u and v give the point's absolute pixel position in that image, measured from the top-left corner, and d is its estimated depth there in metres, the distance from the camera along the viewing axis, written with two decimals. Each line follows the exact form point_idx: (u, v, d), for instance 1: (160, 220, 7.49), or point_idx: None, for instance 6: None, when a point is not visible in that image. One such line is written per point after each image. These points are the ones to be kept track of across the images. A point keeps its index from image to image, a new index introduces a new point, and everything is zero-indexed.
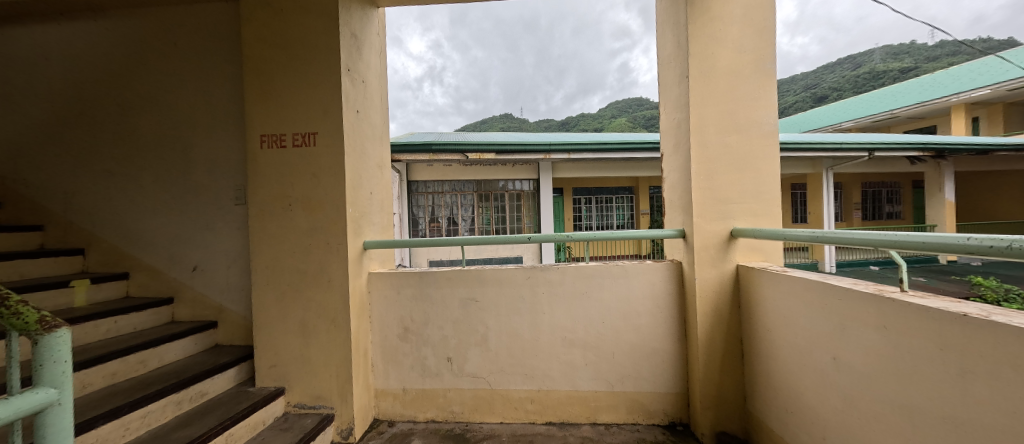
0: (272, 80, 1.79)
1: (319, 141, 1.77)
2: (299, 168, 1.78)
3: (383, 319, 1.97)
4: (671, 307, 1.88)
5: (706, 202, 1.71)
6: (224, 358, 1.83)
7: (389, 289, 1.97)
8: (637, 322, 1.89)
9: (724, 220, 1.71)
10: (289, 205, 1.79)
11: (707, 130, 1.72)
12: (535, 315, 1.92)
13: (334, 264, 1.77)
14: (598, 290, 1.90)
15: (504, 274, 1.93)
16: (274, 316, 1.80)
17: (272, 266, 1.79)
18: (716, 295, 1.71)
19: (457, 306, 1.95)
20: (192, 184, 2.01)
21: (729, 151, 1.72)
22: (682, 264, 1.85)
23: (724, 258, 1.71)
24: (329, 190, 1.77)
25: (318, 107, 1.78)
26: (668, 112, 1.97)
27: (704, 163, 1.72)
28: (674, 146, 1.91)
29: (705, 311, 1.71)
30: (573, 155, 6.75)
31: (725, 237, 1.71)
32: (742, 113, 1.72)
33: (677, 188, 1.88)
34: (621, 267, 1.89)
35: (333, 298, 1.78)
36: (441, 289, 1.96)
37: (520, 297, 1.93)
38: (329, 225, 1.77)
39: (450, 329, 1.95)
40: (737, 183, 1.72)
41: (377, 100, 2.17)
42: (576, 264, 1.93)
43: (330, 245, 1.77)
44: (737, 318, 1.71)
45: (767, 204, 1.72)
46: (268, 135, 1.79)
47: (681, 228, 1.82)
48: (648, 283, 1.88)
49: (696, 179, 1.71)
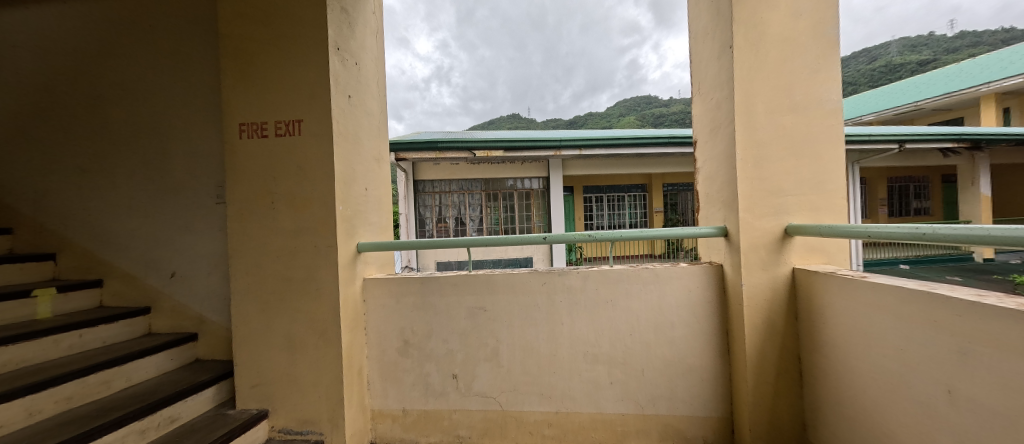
0: (253, 61, 1.57)
1: (305, 130, 1.55)
2: (283, 161, 1.56)
3: (380, 332, 1.75)
4: (711, 317, 1.61)
5: (755, 194, 1.45)
6: (202, 376, 1.62)
7: (387, 297, 1.74)
8: (671, 334, 1.63)
9: (776, 215, 1.44)
10: (271, 203, 1.57)
11: (755, 109, 1.45)
12: (552, 327, 1.68)
13: (323, 270, 1.55)
14: (625, 298, 1.64)
15: (517, 280, 1.69)
16: (256, 330, 1.58)
17: (253, 272, 1.58)
18: (769, 304, 1.44)
19: (464, 317, 1.71)
20: (169, 181, 1.80)
21: (782, 133, 1.45)
22: (724, 267, 1.58)
23: (778, 260, 1.44)
24: (316, 186, 1.55)
25: (303, 91, 1.55)
26: (704, 92, 1.71)
27: (753, 148, 1.45)
28: (712, 131, 1.64)
29: (757, 323, 1.44)
30: (585, 151, 6.47)
31: (779, 234, 1.44)
32: (798, 88, 1.45)
33: (716, 179, 1.62)
34: (651, 271, 1.64)
35: (322, 308, 1.56)
36: (445, 297, 1.72)
37: (535, 307, 1.68)
38: (318, 226, 1.55)
39: (455, 342, 1.72)
40: (791, 172, 1.45)
41: (373, 86, 1.94)
42: (600, 268, 1.68)
43: (318, 248, 1.55)
44: (795, 332, 1.44)
45: (831, 195, 1.45)
46: (248, 124, 1.58)
47: (723, 225, 1.55)
48: (684, 290, 1.62)
49: (743, 167, 1.45)
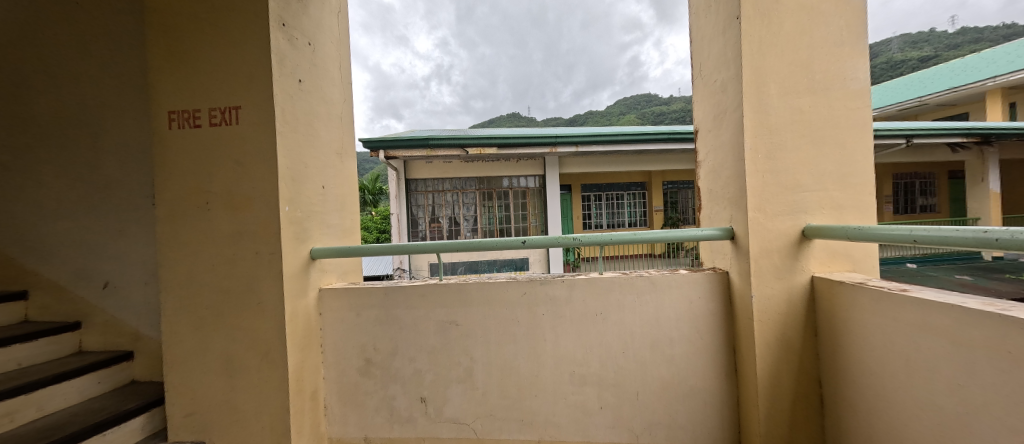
0: (185, 39, 1.37)
1: (244, 119, 1.34)
2: (219, 154, 1.35)
3: (339, 349, 1.53)
4: (717, 333, 1.39)
5: (767, 190, 1.23)
6: (131, 402, 1.42)
7: (346, 310, 1.53)
8: (669, 352, 1.41)
9: (793, 214, 1.23)
10: (206, 203, 1.36)
11: (767, 90, 1.24)
12: (534, 343, 1.47)
13: (267, 281, 1.34)
14: (616, 310, 1.43)
15: (493, 291, 1.48)
16: (190, 350, 1.37)
17: (188, 283, 1.37)
18: (785, 319, 1.23)
19: (433, 332, 1.50)
20: (100, 179, 1.59)
21: (799, 117, 1.23)
22: (730, 275, 1.37)
23: (794, 267, 1.22)
24: (257, 183, 1.34)
25: (241, 74, 1.35)
26: (707, 74, 1.49)
27: (765, 135, 1.24)
28: (716, 118, 1.43)
29: (770, 341, 1.23)
30: (581, 148, 6.25)
31: (795, 237, 1.23)
32: (818, 65, 1.23)
33: (720, 173, 1.41)
34: (647, 280, 1.42)
35: (265, 324, 1.35)
36: (411, 309, 1.51)
37: (513, 321, 1.47)
38: (260, 229, 1.34)
39: (424, 360, 1.51)
40: (809, 163, 1.23)
41: (334, 72, 1.73)
42: (588, 276, 1.46)
43: (260, 255, 1.34)
44: (815, 351, 1.22)
45: (860, 191, 1.22)
46: (179, 111, 1.37)
47: (728, 226, 1.34)
48: (684, 301, 1.41)
49: (752, 158, 1.24)
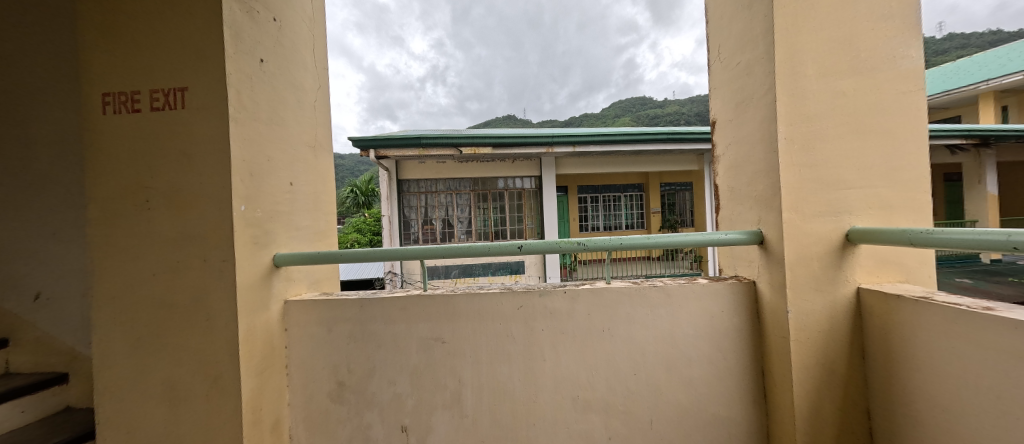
0: (123, 9, 1.17)
1: (191, 102, 1.14)
2: (162, 144, 1.15)
3: (307, 371, 1.33)
4: (743, 352, 1.21)
5: (804, 187, 1.06)
6: (57, 436, 1.20)
7: (315, 326, 1.33)
8: (688, 374, 1.23)
9: (835, 215, 1.05)
10: (146, 202, 1.15)
11: (804, 70, 1.06)
12: (532, 363, 1.28)
13: (217, 293, 1.14)
14: (627, 325, 1.24)
15: (484, 303, 1.29)
16: (128, 374, 1.16)
17: (124, 296, 1.16)
18: (826, 338, 1.06)
19: (415, 351, 1.30)
20: (29, 174, 1.37)
21: (842, 102, 1.05)
22: (759, 285, 1.19)
23: (836, 277, 1.05)
24: (207, 178, 1.14)
25: (187, 50, 1.15)
26: (727, 57, 1.32)
27: (803, 123, 1.06)
28: (740, 106, 1.25)
29: (809, 363, 1.06)
30: (579, 148, 6.08)
31: (838, 241, 1.05)
32: (864, 41, 1.05)
33: (745, 168, 1.24)
34: (662, 290, 1.24)
35: (217, 345, 1.14)
36: (391, 324, 1.31)
37: (508, 338, 1.28)
38: (209, 232, 1.14)
39: (405, 383, 1.31)
40: (856, 155, 1.05)
41: (305, 55, 1.53)
42: (593, 286, 1.28)
43: (210, 263, 1.14)
44: (861, 374, 1.05)
45: (915, 187, 1.04)
46: (115, 94, 1.17)
47: (756, 230, 1.16)
48: (704, 314, 1.23)
49: (786, 150, 1.06)
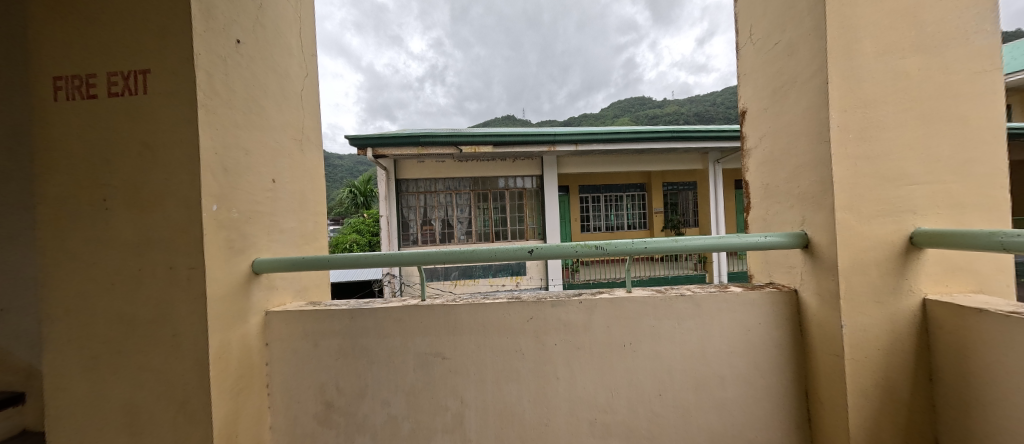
0: None
1: (154, 86, 1.00)
2: (121, 134, 1.00)
3: (291, 391, 1.18)
4: (783, 370, 1.07)
5: (861, 182, 0.92)
6: None
7: (300, 340, 1.18)
8: (721, 394, 1.09)
9: (896, 215, 0.91)
10: (103, 201, 1.00)
11: (861, 48, 0.92)
12: (543, 382, 1.13)
13: (184, 306, 0.99)
14: (651, 339, 1.10)
15: (490, 315, 1.14)
16: (82, 399, 1.01)
17: (75, 308, 1.00)
18: (886, 356, 0.92)
19: (412, 369, 1.16)
20: None
21: (905, 84, 0.91)
22: (802, 294, 1.05)
23: (898, 287, 0.92)
24: (172, 174, 0.99)
25: (150, 27, 1.00)
26: (762, 38, 1.18)
27: (859, 108, 0.92)
28: (779, 93, 1.10)
29: (866, 385, 0.92)
30: (581, 146, 5.93)
31: (901, 245, 0.91)
32: (930, 13, 0.91)
33: (785, 162, 1.09)
34: (691, 300, 1.09)
35: (184, 365, 0.99)
36: (385, 338, 1.17)
37: (516, 354, 1.14)
38: (174, 236, 0.99)
39: (400, 404, 1.16)
40: (922, 146, 0.91)
41: (290, 39, 1.38)
42: (613, 296, 1.13)
43: (175, 271, 0.99)
44: (927, 399, 0.92)
45: (990, 183, 0.90)
46: (67, 77, 1.02)
47: (799, 232, 1.02)
48: (739, 327, 1.08)
49: (840, 141, 0.92)
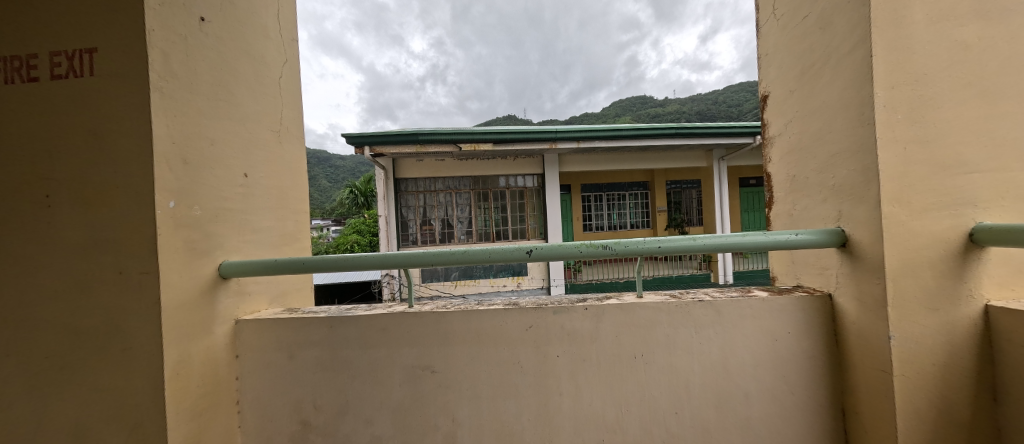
0: None
1: (102, 66, 0.88)
2: (66, 121, 0.89)
3: (265, 408, 1.06)
4: (816, 385, 0.95)
5: (912, 171, 0.79)
6: None
7: (274, 352, 1.06)
8: (745, 412, 0.96)
9: (953, 209, 0.79)
10: (43, 196, 0.88)
11: (911, 15, 0.79)
12: (545, 398, 1.01)
13: (137, 316, 0.87)
14: (666, 351, 0.98)
15: (484, 323, 1.02)
16: (23, 422, 0.89)
17: (14, 319, 0.88)
18: (940, 372, 0.79)
19: (398, 383, 1.04)
20: None
21: (963, 56, 0.79)
22: (838, 300, 0.93)
23: (955, 292, 0.79)
24: (122, 166, 0.87)
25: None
26: (788, 13, 1.05)
27: (909, 85, 0.79)
28: (812, 71, 0.97)
29: (917, 405, 0.80)
30: (584, 143, 5.79)
31: (960, 244, 0.78)
32: None
33: (819, 149, 0.97)
34: (712, 307, 0.97)
35: (137, 383, 0.87)
36: (368, 349, 1.05)
37: (514, 367, 1.02)
38: (124, 236, 0.87)
39: (385, 423, 1.04)
40: (984, 128, 0.78)
41: (267, 21, 1.27)
42: (623, 301, 1.01)
43: (126, 276, 0.87)
44: (990, 422, 0.79)
45: None
46: (5, 57, 0.90)
47: (836, 229, 0.89)
48: (766, 337, 0.96)
49: (887, 124, 0.80)
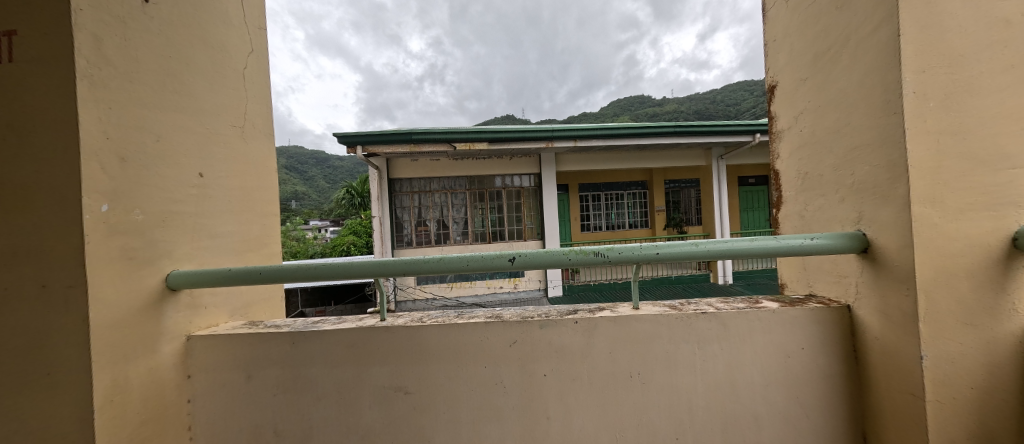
0: None
1: (19, 50, 0.76)
2: None
3: (220, 434, 0.95)
4: (833, 407, 0.85)
5: (947, 166, 0.69)
6: None
7: (231, 372, 0.95)
8: (754, 437, 0.86)
9: (995, 210, 0.68)
10: None
11: None
12: (531, 422, 0.91)
13: (60, 336, 0.76)
14: (666, 369, 0.87)
15: (463, 339, 0.92)
16: None
17: None
18: (977, 396, 0.69)
19: (368, 406, 0.93)
20: None
21: (1004, 34, 0.68)
22: (858, 312, 0.82)
23: (996, 306, 0.69)
24: (42, 164, 0.76)
25: None
26: None
27: (943, 68, 0.69)
28: (828, 56, 0.87)
29: (952, 436, 0.70)
30: (581, 142, 5.69)
31: (1004, 250, 0.68)
32: None
33: (836, 143, 0.87)
34: (717, 320, 0.87)
35: (62, 413, 0.76)
36: (335, 368, 0.94)
37: (497, 388, 0.91)
38: (45, 246, 0.75)
39: None
40: None
41: (227, 6, 1.16)
42: (618, 313, 0.90)
43: (48, 290, 0.76)
44: None
45: None
46: None
47: (855, 233, 0.79)
48: (777, 353, 0.86)
49: (918, 113, 0.69)
